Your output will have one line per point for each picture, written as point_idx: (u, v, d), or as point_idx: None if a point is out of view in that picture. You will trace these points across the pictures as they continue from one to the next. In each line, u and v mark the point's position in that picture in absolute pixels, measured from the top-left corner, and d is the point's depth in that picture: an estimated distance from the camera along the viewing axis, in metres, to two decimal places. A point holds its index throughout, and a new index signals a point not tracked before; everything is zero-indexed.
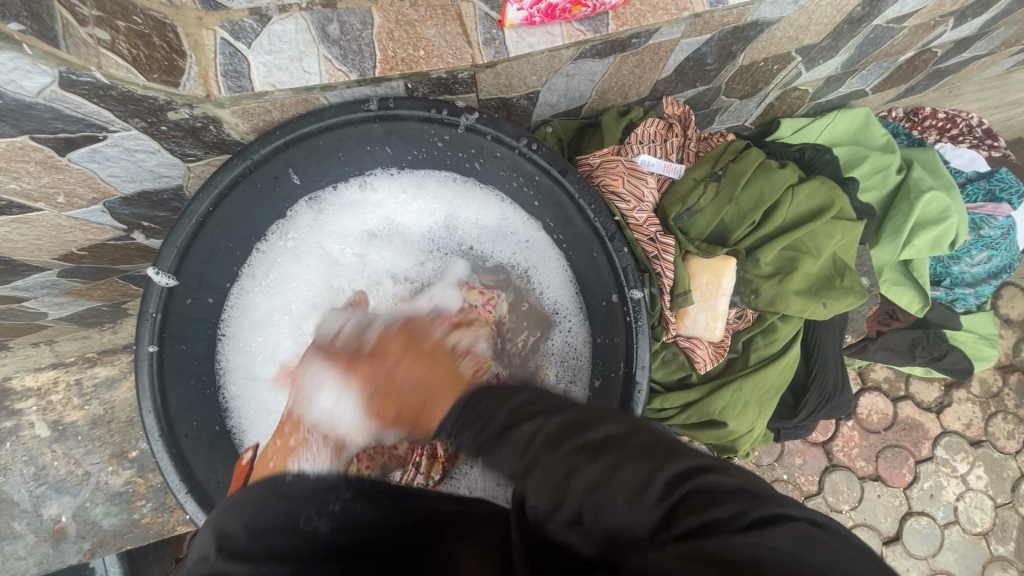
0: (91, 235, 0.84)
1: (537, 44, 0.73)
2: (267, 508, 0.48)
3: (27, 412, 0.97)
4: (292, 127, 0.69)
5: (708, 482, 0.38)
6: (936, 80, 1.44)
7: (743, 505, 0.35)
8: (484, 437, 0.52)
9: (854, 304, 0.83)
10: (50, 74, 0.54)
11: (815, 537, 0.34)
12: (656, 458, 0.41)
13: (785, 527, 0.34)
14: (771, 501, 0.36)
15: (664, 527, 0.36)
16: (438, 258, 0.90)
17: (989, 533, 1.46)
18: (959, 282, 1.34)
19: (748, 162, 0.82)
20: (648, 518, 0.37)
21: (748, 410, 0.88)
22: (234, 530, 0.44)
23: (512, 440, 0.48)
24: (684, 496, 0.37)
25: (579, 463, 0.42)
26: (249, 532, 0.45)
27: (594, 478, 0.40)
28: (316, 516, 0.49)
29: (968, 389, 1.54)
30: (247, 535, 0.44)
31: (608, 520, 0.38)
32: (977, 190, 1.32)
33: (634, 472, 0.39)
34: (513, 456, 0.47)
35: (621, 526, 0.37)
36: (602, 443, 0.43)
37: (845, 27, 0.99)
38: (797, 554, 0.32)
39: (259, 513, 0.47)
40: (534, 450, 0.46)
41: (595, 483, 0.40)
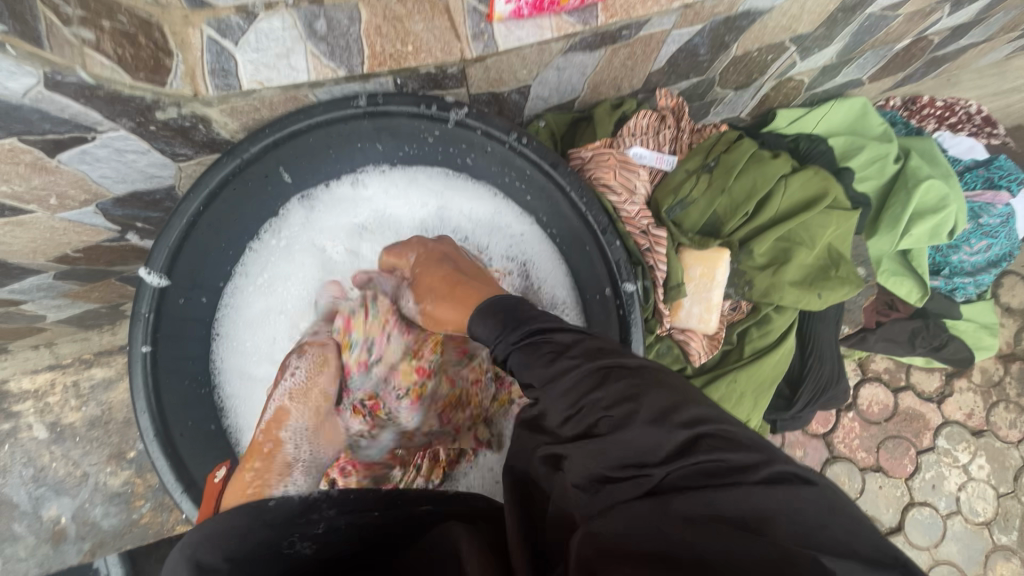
0: (85, 237, 0.84)
1: (526, 37, 0.72)
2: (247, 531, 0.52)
3: (26, 414, 0.98)
4: (281, 125, 0.69)
5: (727, 428, 0.42)
6: (933, 68, 1.42)
7: (762, 456, 0.40)
8: (517, 338, 0.52)
9: (850, 294, 0.82)
10: (34, 75, 0.54)
11: (825, 504, 0.38)
12: (682, 394, 0.45)
13: (802, 492, 0.38)
14: (786, 461, 0.40)
15: (682, 453, 0.41)
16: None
17: (992, 522, 1.46)
18: (958, 271, 1.33)
19: (740, 153, 0.82)
20: (669, 442, 0.41)
21: (743, 402, 0.87)
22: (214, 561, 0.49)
23: (546, 345, 0.51)
24: (706, 432, 0.42)
25: (609, 379, 0.46)
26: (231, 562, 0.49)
27: (621, 395, 0.44)
28: (298, 540, 0.54)
29: (969, 379, 1.53)
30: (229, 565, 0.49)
31: (631, 433, 0.42)
32: (975, 178, 1.30)
33: (664, 398, 0.44)
34: (544, 365, 0.49)
35: (642, 444, 0.42)
36: (631, 367, 0.47)
37: (839, 15, 0.98)
38: (811, 520, 0.37)
39: (231, 536, 0.51)
40: (564, 359, 0.49)
41: (620, 402, 0.44)
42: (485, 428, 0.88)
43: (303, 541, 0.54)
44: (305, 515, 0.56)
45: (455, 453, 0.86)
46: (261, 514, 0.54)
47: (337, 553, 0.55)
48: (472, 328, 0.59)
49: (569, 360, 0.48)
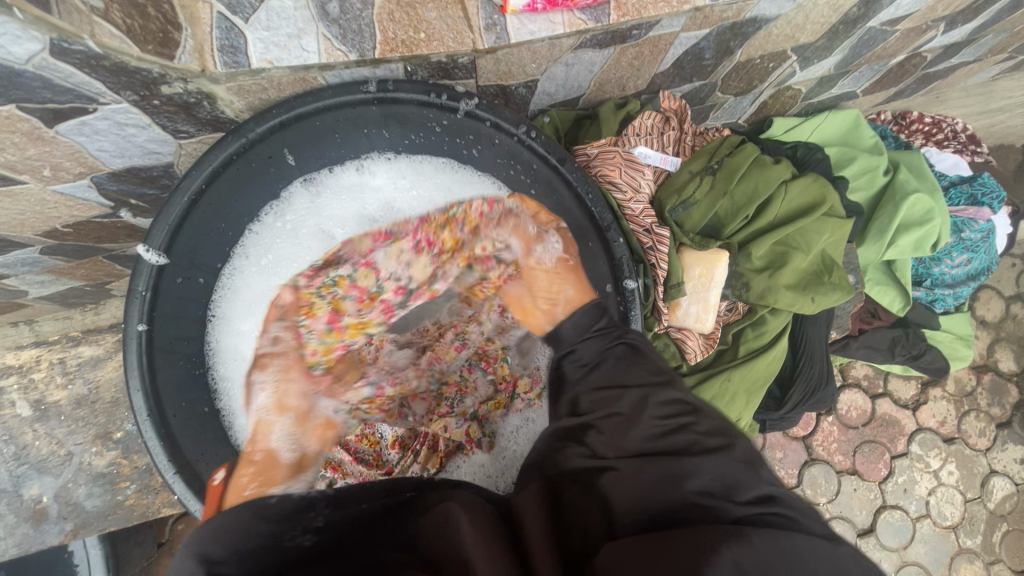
0: (77, 211, 0.82)
1: (538, 31, 0.72)
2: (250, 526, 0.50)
3: (8, 390, 0.95)
4: (288, 106, 0.68)
5: (802, 507, 0.46)
6: (924, 85, 1.46)
7: (835, 535, 0.44)
8: (618, 359, 0.60)
9: (839, 299, 0.85)
10: (40, 41, 0.53)
11: None
12: (764, 457, 0.49)
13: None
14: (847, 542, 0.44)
15: (755, 503, 0.45)
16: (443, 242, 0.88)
17: (958, 526, 1.51)
18: (939, 283, 1.37)
19: (742, 157, 0.83)
20: (754, 486, 0.46)
21: (735, 401, 0.89)
22: (222, 556, 0.47)
23: (648, 367, 0.59)
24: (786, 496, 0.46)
25: (695, 414, 0.52)
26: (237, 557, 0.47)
27: (713, 428, 0.50)
28: (300, 534, 0.52)
29: (944, 388, 1.58)
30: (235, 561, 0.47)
31: (719, 462, 0.47)
32: (959, 194, 1.34)
33: (748, 453, 0.48)
34: (640, 376, 0.57)
35: (718, 476, 0.46)
36: (720, 417, 0.53)
37: (840, 27, 1.00)
38: None
39: (243, 537, 0.49)
40: (655, 384, 0.55)
41: (710, 434, 0.50)
42: (478, 427, 0.90)
43: (304, 534, 0.52)
44: (304, 513, 0.55)
45: (452, 446, 0.90)
46: (259, 510, 0.53)
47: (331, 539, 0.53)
48: (568, 321, 0.68)
49: (666, 384, 0.56)
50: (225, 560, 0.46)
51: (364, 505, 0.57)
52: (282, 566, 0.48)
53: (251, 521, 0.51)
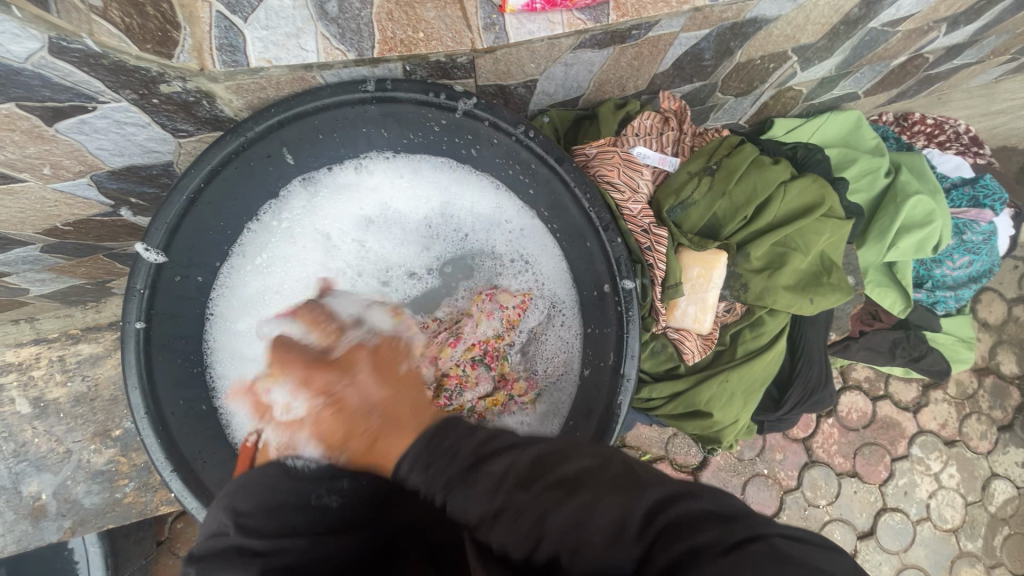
0: (77, 210, 0.82)
1: (537, 31, 0.72)
2: (277, 487, 0.56)
3: (8, 387, 0.95)
4: (287, 106, 0.68)
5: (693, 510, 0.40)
6: (927, 86, 1.46)
7: (726, 522, 0.38)
8: (449, 474, 0.48)
9: (839, 301, 0.84)
10: (38, 40, 0.54)
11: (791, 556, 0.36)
12: (631, 492, 0.42)
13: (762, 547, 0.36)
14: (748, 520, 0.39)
15: (649, 562, 0.38)
16: (438, 239, 0.90)
17: (959, 529, 1.50)
18: (940, 285, 1.36)
19: (742, 158, 0.83)
20: (628, 554, 0.39)
21: (734, 402, 0.89)
22: (247, 510, 0.53)
23: (469, 445, 0.50)
24: (663, 525, 0.39)
25: (555, 506, 0.43)
26: (262, 510, 0.54)
27: (570, 520, 0.41)
28: (325, 495, 0.57)
29: (945, 390, 1.57)
30: (261, 512, 0.53)
31: (590, 553, 0.40)
32: (961, 196, 1.34)
33: (617, 511, 0.41)
34: (485, 496, 0.45)
35: (599, 562, 0.39)
36: (584, 476, 0.45)
37: (841, 28, 1.00)
38: None
39: (270, 495, 0.56)
40: (505, 493, 0.45)
41: (574, 525, 0.41)
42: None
43: (329, 496, 0.57)
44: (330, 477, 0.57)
45: None
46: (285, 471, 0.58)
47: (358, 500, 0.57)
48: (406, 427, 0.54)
49: (502, 493, 0.45)
50: (250, 513, 0.53)
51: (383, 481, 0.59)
52: (309, 525, 0.54)
53: (277, 484, 0.57)
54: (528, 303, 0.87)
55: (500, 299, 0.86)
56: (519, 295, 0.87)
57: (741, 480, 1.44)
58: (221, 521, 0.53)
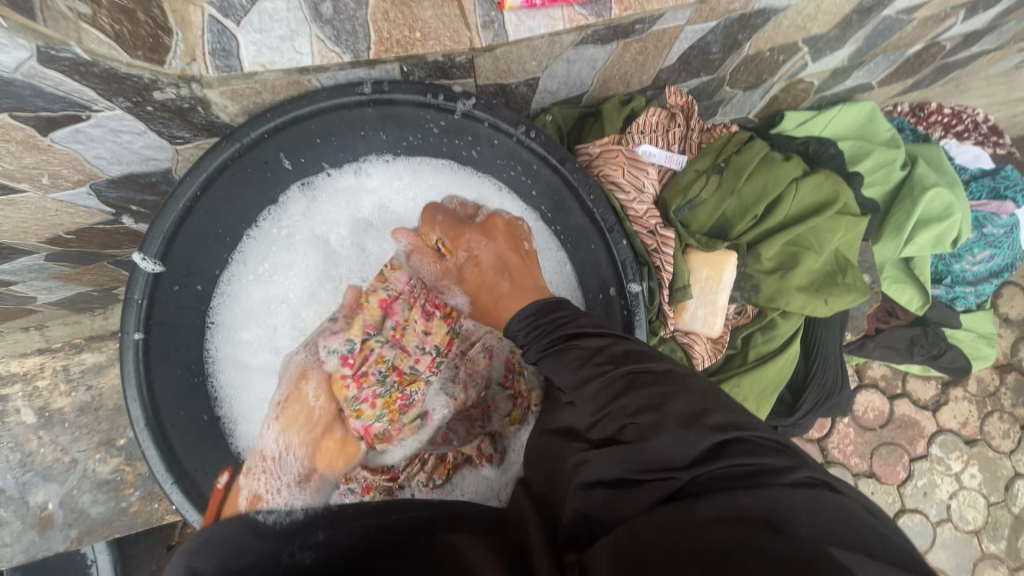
0: (78, 219, 0.81)
1: (537, 28, 0.70)
2: (237, 545, 0.49)
3: (13, 398, 0.95)
4: (282, 110, 0.67)
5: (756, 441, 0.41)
6: (943, 75, 1.41)
7: (795, 463, 0.40)
8: (545, 344, 0.56)
9: (855, 300, 0.81)
10: (27, 49, 0.52)
11: (857, 512, 0.37)
12: (709, 399, 0.45)
13: (829, 495, 0.37)
14: (819, 470, 0.40)
15: (711, 459, 0.40)
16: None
17: (981, 531, 1.46)
18: (960, 280, 1.32)
19: (751, 154, 0.80)
20: (694, 448, 0.41)
21: (745, 408, 0.87)
22: (211, 568, 0.45)
23: (564, 328, 0.56)
24: (734, 437, 0.41)
25: (632, 389, 0.48)
26: (227, 571, 0.46)
27: (643, 405, 0.46)
28: (297, 551, 0.51)
29: (965, 388, 1.53)
30: (225, 574, 0.45)
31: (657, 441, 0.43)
32: (981, 188, 1.30)
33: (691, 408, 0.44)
34: (573, 366, 0.53)
35: (663, 452, 0.42)
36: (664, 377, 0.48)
37: (854, 17, 0.96)
38: (836, 523, 0.35)
39: (235, 556, 0.48)
40: (591, 366, 0.51)
41: (643, 411, 0.45)
42: (489, 442, 0.83)
43: (303, 551, 0.52)
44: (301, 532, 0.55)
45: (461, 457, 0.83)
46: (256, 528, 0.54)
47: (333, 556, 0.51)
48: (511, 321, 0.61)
49: (592, 372, 0.51)
50: (212, 571, 0.45)
51: (370, 518, 0.55)
52: None
53: (243, 539, 0.51)
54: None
55: None
56: None
57: None
58: None
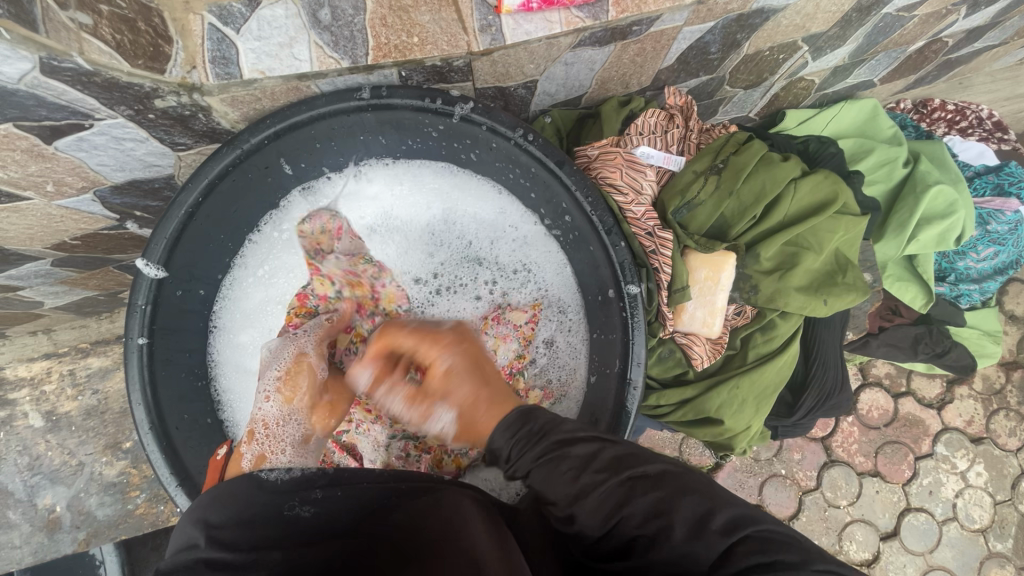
0: (83, 225, 0.82)
1: (534, 31, 0.70)
2: (254, 498, 0.54)
3: (21, 402, 0.97)
4: (282, 117, 0.67)
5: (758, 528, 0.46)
6: (946, 71, 1.40)
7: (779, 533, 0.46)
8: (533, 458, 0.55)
9: (856, 301, 0.81)
10: (30, 60, 0.53)
11: None
12: (715, 500, 0.48)
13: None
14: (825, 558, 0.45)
15: (725, 562, 0.45)
16: (449, 243, 0.87)
17: (988, 529, 1.45)
18: (964, 278, 1.32)
19: (750, 155, 0.80)
20: (708, 550, 0.45)
21: (745, 408, 0.87)
22: (220, 521, 0.51)
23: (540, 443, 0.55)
24: (743, 537, 0.46)
25: (634, 495, 0.50)
26: (236, 523, 0.51)
27: (650, 513, 0.48)
28: (298, 505, 0.53)
29: (970, 386, 1.52)
30: (235, 526, 0.50)
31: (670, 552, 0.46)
32: (985, 184, 1.29)
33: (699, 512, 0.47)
34: (567, 482, 0.52)
35: (675, 558, 0.46)
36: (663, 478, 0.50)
37: (854, 15, 0.96)
38: None
39: (244, 507, 0.53)
40: (590, 476, 0.52)
41: (649, 521, 0.48)
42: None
43: (302, 505, 0.53)
44: (305, 488, 0.56)
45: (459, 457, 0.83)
46: (259, 485, 0.56)
47: (338, 516, 0.53)
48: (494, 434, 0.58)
49: (593, 480, 0.51)
50: (222, 526, 0.50)
51: (365, 484, 0.58)
52: (278, 538, 0.49)
53: (250, 493, 0.54)
54: (539, 314, 0.86)
55: (511, 317, 0.86)
56: (529, 308, 0.86)
57: (757, 481, 1.41)
58: (192, 534, 0.50)
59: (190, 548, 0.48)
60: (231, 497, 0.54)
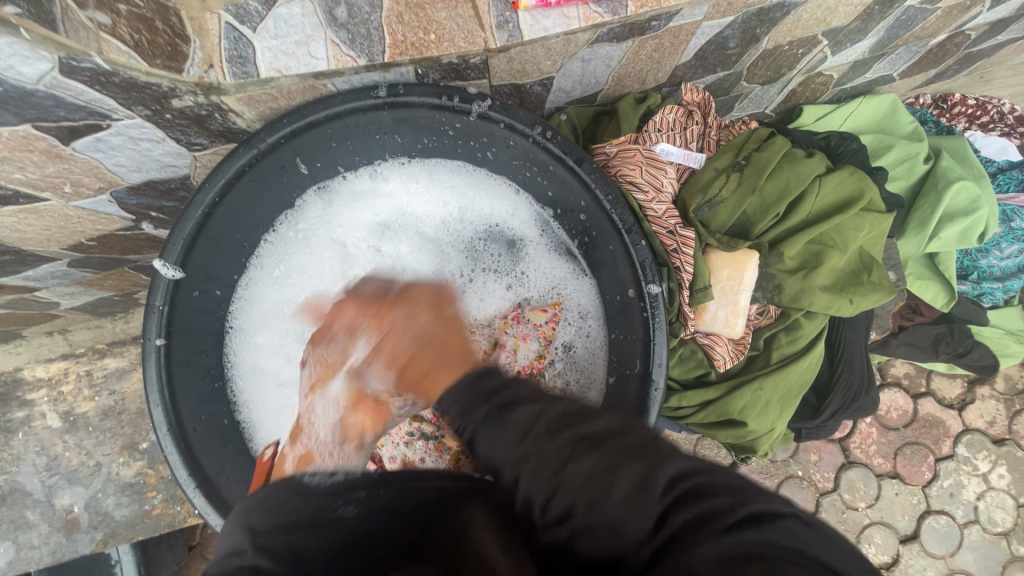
0: (99, 225, 0.83)
1: (552, 27, 0.69)
2: (290, 504, 0.54)
3: (39, 403, 0.97)
4: (299, 115, 0.67)
5: (700, 503, 0.37)
6: (967, 65, 1.38)
7: (737, 500, 0.36)
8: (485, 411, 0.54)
9: (881, 300, 0.79)
10: (49, 60, 0.53)
11: (801, 539, 0.33)
12: (653, 459, 0.41)
13: (776, 524, 0.34)
14: (774, 500, 0.36)
15: (655, 503, 0.38)
16: (471, 247, 0.87)
17: (1010, 532, 1.43)
18: (987, 276, 1.29)
19: (772, 152, 0.78)
20: (635, 492, 0.39)
21: (769, 410, 0.85)
22: (265, 527, 0.50)
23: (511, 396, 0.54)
24: (679, 495, 0.38)
25: (576, 456, 0.44)
26: (279, 528, 0.51)
27: (595, 470, 0.42)
28: (340, 507, 0.56)
29: (992, 386, 1.49)
30: (278, 530, 0.51)
31: (601, 495, 0.41)
32: (1009, 180, 1.26)
33: (637, 479, 0.40)
34: (511, 441, 0.49)
35: (603, 509, 0.40)
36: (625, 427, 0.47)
37: (875, 8, 0.94)
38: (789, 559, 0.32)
39: (282, 511, 0.53)
40: (531, 435, 0.48)
41: (594, 477, 0.42)
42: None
43: (345, 507, 0.56)
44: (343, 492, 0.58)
45: None
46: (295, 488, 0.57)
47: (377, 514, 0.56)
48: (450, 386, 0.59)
49: (539, 438, 0.48)
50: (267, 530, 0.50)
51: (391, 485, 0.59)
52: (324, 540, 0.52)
53: (287, 496, 0.56)
54: (559, 314, 0.84)
55: (531, 318, 0.84)
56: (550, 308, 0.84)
57: (774, 482, 1.39)
58: (236, 539, 0.50)
59: (237, 554, 0.48)
60: (279, 505, 0.54)
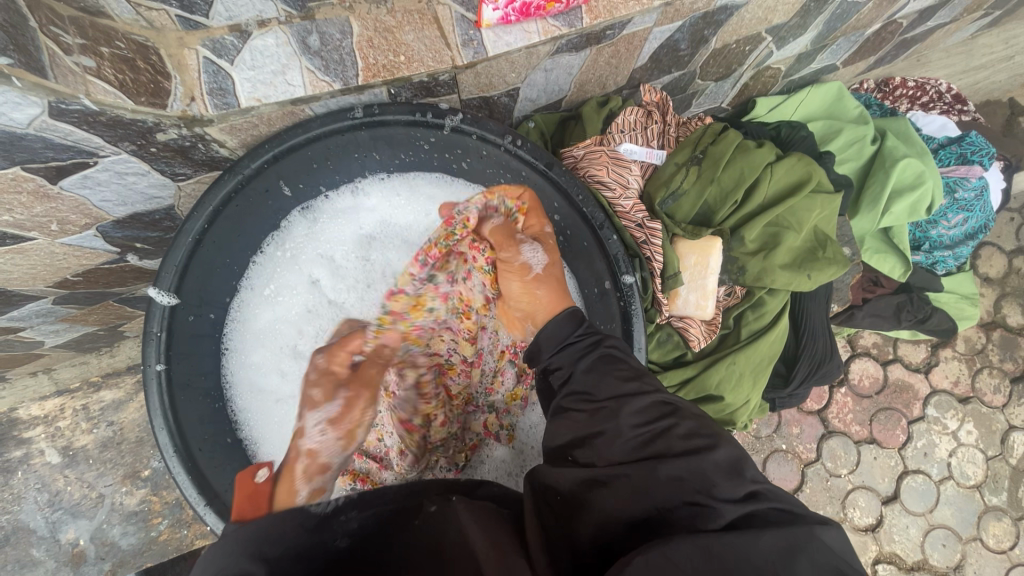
0: (84, 261, 0.83)
1: (514, 42, 0.73)
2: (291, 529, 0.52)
3: (37, 440, 0.98)
4: (279, 141, 0.70)
5: (761, 498, 0.46)
6: (904, 50, 1.47)
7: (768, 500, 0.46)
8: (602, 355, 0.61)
9: (837, 273, 0.86)
10: (39, 105, 0.56)
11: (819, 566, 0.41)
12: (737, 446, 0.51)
13: (797, 533, 0.43)
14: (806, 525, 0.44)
15: (712, 467, 0.48)
16: None
17: (982, 485, 1.51)
18: (938, 246, 1.38)
19: (725, 145, 0.84)
20: (708, 461, 0.48)
21: (743, 383, 0.91)
22: (277, 554, 0.48)
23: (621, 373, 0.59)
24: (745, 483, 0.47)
25: (670, 416, 0.54)
26: (294, 555, 0.49)
27: (693, 433, 0.51)
28: (338, 536, 0.53)
29: (954, 348, 1.58)
30: (291, 558, 0.48)
31: (673, 439, 0.51)
32: (948, 155, 1.34)
33: (717, 447, 0.49)
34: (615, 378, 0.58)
35: (669, 451, 0.50)
36: (696, 415, 0.54)
37: (811, 5, 1.01)
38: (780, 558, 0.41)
39: (279, 535, 0.50)
40: (630, 385, 0.57)
41: (688, 438, 0.51)
42: (496, 420, 0.91)
43: (342, 536, 0.54)
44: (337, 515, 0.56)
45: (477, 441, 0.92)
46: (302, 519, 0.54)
47: (370, 535, 0.55)
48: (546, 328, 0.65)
49: (636, 390, 0.57)
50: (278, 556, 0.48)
51: (390, 505, 0.59)
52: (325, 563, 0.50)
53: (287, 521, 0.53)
54: None
55: None
56: None
57: (761, 457, 1.45)
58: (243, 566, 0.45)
59: None
60: (287, 528, 0.52)
